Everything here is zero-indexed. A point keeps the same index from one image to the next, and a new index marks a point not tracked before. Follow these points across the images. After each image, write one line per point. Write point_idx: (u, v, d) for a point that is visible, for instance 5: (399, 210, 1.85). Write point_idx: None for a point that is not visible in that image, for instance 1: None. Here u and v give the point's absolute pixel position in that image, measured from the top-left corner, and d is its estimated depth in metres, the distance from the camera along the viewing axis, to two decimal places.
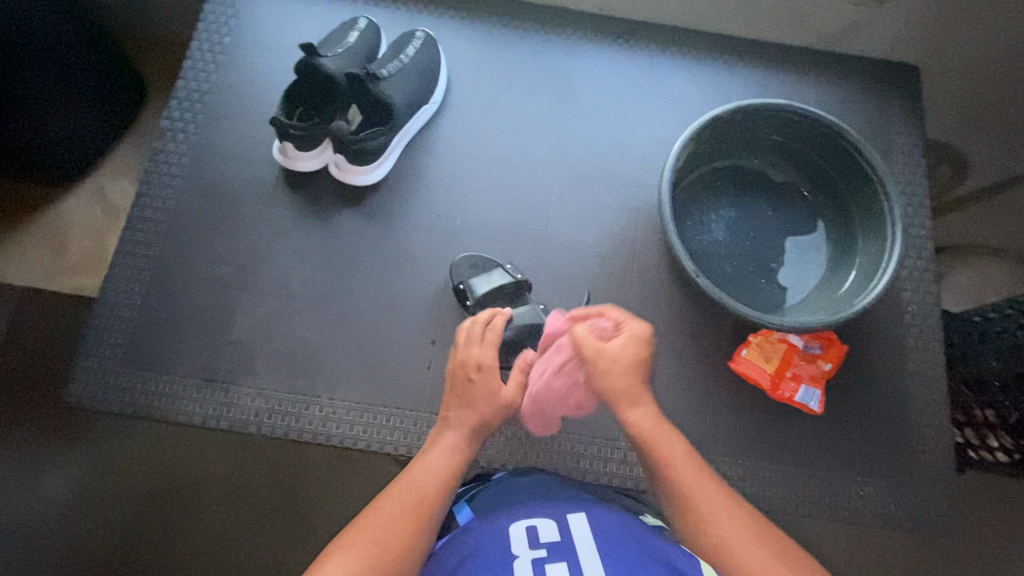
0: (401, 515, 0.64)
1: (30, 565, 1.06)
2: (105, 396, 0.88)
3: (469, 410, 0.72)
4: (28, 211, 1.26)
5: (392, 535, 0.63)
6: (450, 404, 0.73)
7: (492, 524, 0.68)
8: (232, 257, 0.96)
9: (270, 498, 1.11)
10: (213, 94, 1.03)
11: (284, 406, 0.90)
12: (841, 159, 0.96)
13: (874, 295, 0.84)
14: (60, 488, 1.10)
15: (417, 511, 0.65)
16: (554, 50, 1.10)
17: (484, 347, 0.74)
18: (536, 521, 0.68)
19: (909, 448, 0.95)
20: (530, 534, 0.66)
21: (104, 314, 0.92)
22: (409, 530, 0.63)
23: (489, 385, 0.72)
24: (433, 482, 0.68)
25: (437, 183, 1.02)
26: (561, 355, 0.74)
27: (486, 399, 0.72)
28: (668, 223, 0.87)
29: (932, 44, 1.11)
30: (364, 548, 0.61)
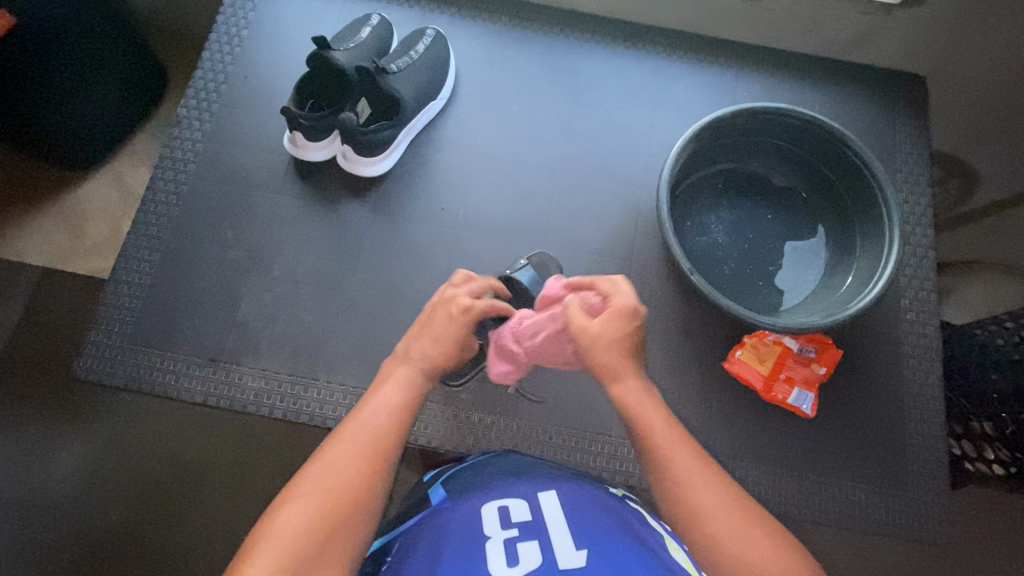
0: (355, 457, 0.61)
1: (35, 535, 1.10)
2: (113, 371, 0.91)
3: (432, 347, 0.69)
4: (49, 194, 1.30)
5: (345, 478, 0.59)
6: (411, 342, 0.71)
7: (465, 501, 0.70)
8: (240, 242, 0.99)
9: (268, 481, 1.13)
10: (230, 84, 1.06)
11: (283, 388, 0.92)
12: (841, 164, 0.96)
13: (869, 299, 0.84)
14: (67, 462, 1.13)
15: (370, 452, 0.62)
16: (562, 51, 1.12)
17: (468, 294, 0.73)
18: (507, 497, 0.70)
19: (903, 455, 0.95)
20: (502, 509, 0.68)
21: (115, 292, 0.95)
22: (364, 472, 0.60)
23: (463, 328, 0.70)
24: (386, 423, 0.64)
25: (441, 176, 1.04)
26: (552, 322, 0.75)
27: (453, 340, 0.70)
28: (666, 221, 0.88)
29: (938, 55, 1.11)
30: (316, 497, 0.58)
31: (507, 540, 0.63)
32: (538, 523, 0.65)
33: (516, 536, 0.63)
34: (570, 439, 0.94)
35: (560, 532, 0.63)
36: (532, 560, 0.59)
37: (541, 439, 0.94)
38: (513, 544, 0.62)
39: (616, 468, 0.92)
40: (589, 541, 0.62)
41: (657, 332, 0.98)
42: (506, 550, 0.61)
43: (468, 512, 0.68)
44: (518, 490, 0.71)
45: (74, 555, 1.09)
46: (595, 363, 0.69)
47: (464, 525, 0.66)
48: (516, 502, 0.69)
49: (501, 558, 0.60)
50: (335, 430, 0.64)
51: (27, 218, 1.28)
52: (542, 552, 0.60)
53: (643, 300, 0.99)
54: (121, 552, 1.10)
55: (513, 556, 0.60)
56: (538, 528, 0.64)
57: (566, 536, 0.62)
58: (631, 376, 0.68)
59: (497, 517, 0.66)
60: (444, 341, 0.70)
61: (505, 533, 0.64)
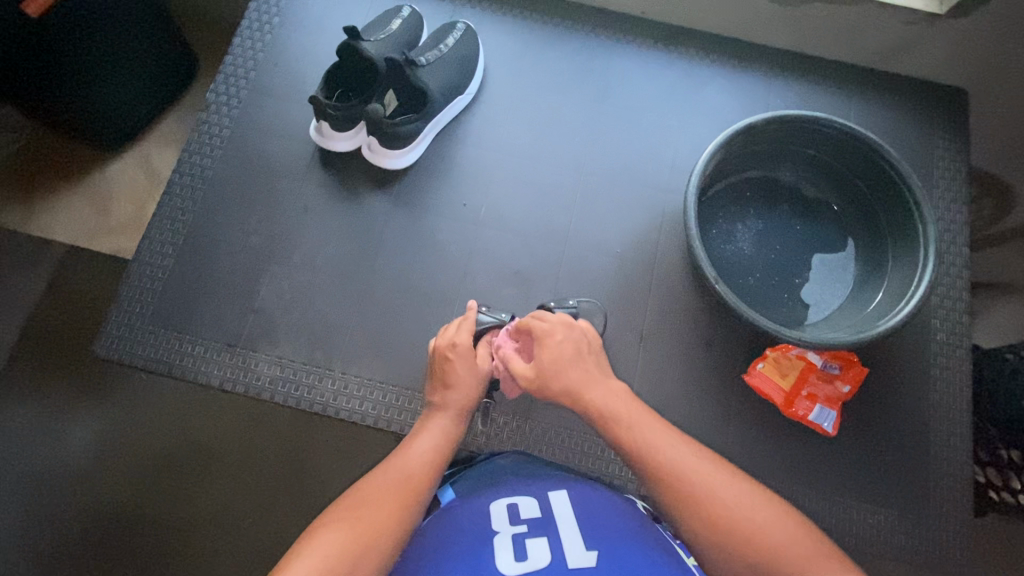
0: (388, 493, 0.64)
1: (51, 509, 1.12)
2: (131, 351, 0.92)
3: (458, 393, 0.76)
4: (77, 172, 1.32)
5: (379, 511, 0.62)
6: (436, 390, 0.78)
7: (473, 499, 0.69)
8: (262, 229, 0.99)
9: (279, 468, 1.14)
10: (258, 71, 1.07)
11: (298, 376, 0.92)
12: (876, 176, 0.94)
13: (901, 317, 0.81)
14: (81, 438, 1.14)
15: (408, 489, 0.66)
16: (593, 51, 1.10)
17: (461, 331, 0.80)
18: (518, 494, 0.70)
19: (927, 480, 0.92)
20: (511, 505, 0.68)
21: (137, 273, 0.96)
22: (395, 508, 0.63)
23: (462, 360, 0.77)
24: (421, 470, 0.68)
25: (465, 171, 1.03)
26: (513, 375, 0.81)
27: (468, 377, 0.77)
28: (692, 228, 0.86)
29: (983, 68, 1.07)
30: (349, 524, 0.60)
31: (516, 535, 0.64)
32: (547, 520, 0.65)
33: (525, 532, 0.64)
34: (584, 444, 0.93)
35: (569, 532, 0.63)
36: (540, 558, 0.60)
37: (553, 442, 0.93)
38: (522, 540, 0.63)
39: (629, 475, 0.91)
40: (598, 542, 0.62)
41: (678, 339, 0.96)
42: (515, 546, 0.62)
43: (478, 508, 0.68)
44: (528, 489, 0.70)
45: (86, 530, 1.11)
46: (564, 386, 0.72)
47: (474, 520, 0.66)
48: (526, 498, 0.69)
49: (510, 553, 0.62)
50: (371, 470, 0.69)
51: (55, 195, 1.30)
52: (551, 551, 0.61)
53: (664, 306, 0.97)
54: (131, 529, 1.11)
55: (522, 552, 0.62)
56: (547, 525, 0.65)
57: (575, 536, 0.63)
58: (589, 390, 0.71)
59: (507, 514, 0.67)
60: (463, 381, 0.76)
61: (514, 528, 0.65)
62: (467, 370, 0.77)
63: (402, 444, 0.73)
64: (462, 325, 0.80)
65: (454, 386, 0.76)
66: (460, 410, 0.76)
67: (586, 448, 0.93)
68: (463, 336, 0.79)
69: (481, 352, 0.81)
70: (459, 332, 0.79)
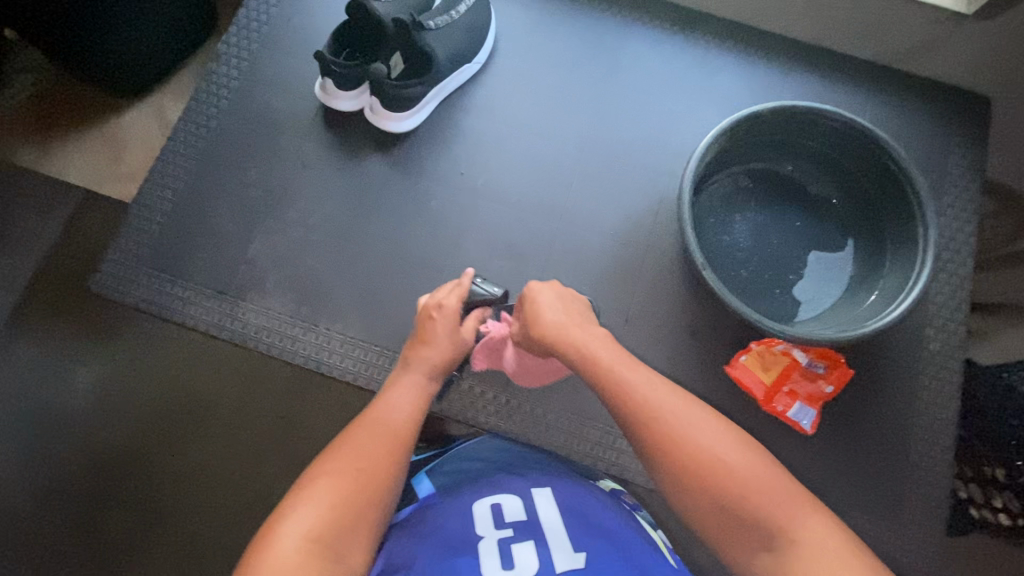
0: (378, 444, 0.67)
1: (49, 441, 1.15)
2: (126, 290, 0.94)
3: (435, 350, 0.78)
4: (92, 117, 1.34)
5: (373, 462, 0.65)
6: (415, 346, 0.79)
7: (455, 497, 0.71)
8: (260, 183, 1.00)
9: (266, 423, 1.16)
10: (271, 26, 1.07)
11: (284, 328, 0.94)
12: (881, 176, 0.91)
13: (890, 319, 0.80)
14: (82, 377, 1.18)
15: (393, 441, 0.68)
16: (607, 30, 1.08)
17: (450, 294, 0.82)
18: (499, 493, 0.70)
19: (901, 487, 0.91)
20: (494, 506, 0.68)
21: (136, 214, 0.98)
22: (388, 459, 0.66)
23: (445, 322, 0.80)
24: (405, 422, 0.71)
25: (467, 141, 1.03)
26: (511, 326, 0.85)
27: (449, 337, 0.79)
28: (685, 213, 0.85)
29: (1010, 75, 1.04)
30: (345, 476, 0.63)
31: (501, 540, 0.63)
32: (533, 522, 0.65)
33: (511, 536, 0.64)
34: (560, 420, 0.94)
35: (555, 529, 0.65)
36: (528, 562, 0.61)
37: (528, 415, 0.94)
38: (508, 544, 0.63)
39: (599, 455, 0.92)
40: (583, 539, 0.64)
41: (662, 326, 0.95)
42: (501, 552, 0.62)
43: (459, 509, 0.68)
44: (509, 486, 0.71)
45: (80, 466, 1.15)
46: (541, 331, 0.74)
47: (459, 523, 0.66)
48: (509, 499, 0.69)
49: (496, 560, 0.61)
50: (356, 420, 0.71)
51: (70, 138, 1.32)
52: (540, 554, 0.61)
53: (652, 291, 0.96)
54: (124, 471, 1.15)
55: (508, 558, 0.61)
56: (533, 527, 0.65)
57: (562, 535, 0.64)
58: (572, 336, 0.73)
59: (490, 516, 0.66)
60: (440, 339, 0.78)
61: (499, 532, 0.64)
62: (447, 329, 0.80)
63: (383, 393, 0.75)
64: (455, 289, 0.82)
65: (433, 342, 0.78)
66: (439, 365, 0.78)
67: (561, 424, 0.94)
68: (451, 300, 0.81)
69: (467, 321, 0.83)
70: (448, 296, 0.81)
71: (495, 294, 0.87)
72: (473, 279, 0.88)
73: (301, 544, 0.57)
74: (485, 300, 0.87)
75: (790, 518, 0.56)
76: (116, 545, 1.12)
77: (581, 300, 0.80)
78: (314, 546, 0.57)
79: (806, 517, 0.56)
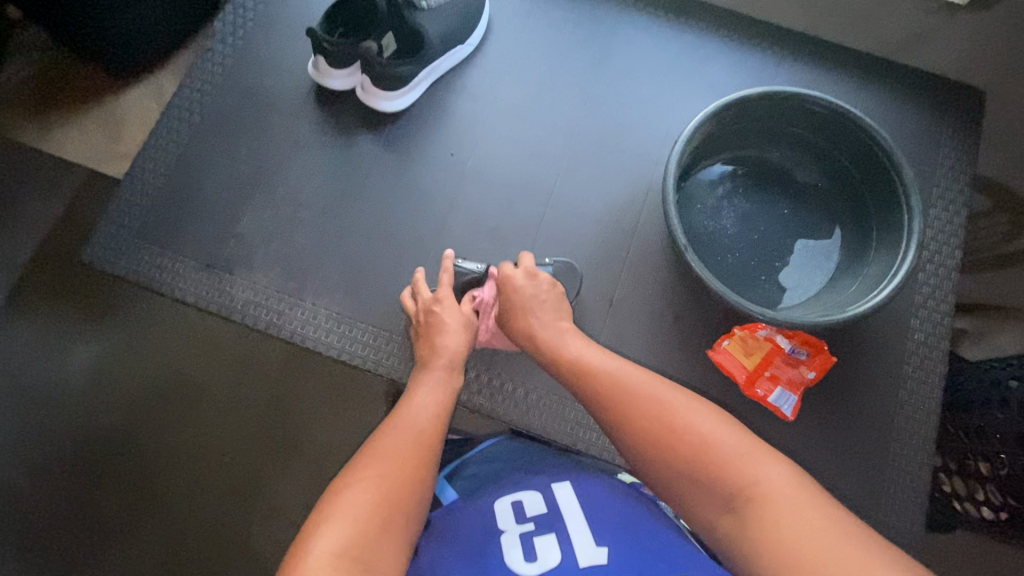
0: (403, 450, 0.65)
1: (43, 416, 1.17)
2: (116, 262, 0.95)
3: (451, 346, 0.80)
4: (91, 96, 1.35)
5: (400, 468, 0.63)
6: (428, 347, 0.81)
7: (478, 499, 0.71)
8: (252, 158, 1.01)
9: (256, 404, 1.17)
10: (266, 4, 1.08)
11: (271, 303, 0.95)
12: (868, 163, 0.91)
13: (869, 305, 0.80)
14: (77, 354, 1.19)
15: (420, 445, 0.67)
16: (600, 16, 1.09)
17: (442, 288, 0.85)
18: (519, 490, 0.69)
19: (881, 475, 0.91)
20: (515, 503, 0.68)
21: (128, 187, 0.99)
22: (414, 464, 0.64)
23: (451, 315, 0.83)
24: (429, 424, 0.70)
25: (457, 122, 1.03)
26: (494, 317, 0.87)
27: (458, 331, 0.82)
28: (669, 195, 0.85)
29: (1002, 68, 1.03)
30: (373, 484, 0.60)
31: (523, 534, 0.63)
32: (554, 517, 0.64)
33: (533, 530, 0.63)
34: (542, 400, 0.95)
35: (577, 525, 0.63)
36: (550, 558, 0.59)
37: (510, 394, 0.95)
38: (530, 539, 0.63)
39: (580, 435, 0.93)
40: (606, 534, 0.61)
41: (647, 309, 0.95)
42: (523, 544, 0.62)
43: (481, 508, 0.68)
44: (530, 483, 0.71)
45: (74, 442, 1.16)
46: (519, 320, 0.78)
47: (481, 522, 0.66)
48: (530, 495, 0.68)
49: (519, 552, 0.61)
50: (379, 431, 0.68)
51: (70, 115, 1.34)
52: (562, 548, 0.60)
53: (638, 275, 0.97)
54: (117, 450, 1.16)
55: (530, 551, 0.61)
56: (555, 521, 0.64)
57: (584, 530, 0.62)
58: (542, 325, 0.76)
59: (510, 512, 0.66)
60: (453, 327, 0.82)
61: (520, 527, 0.64)
62: (455, 319, 0.83)
63: (403, 402, 0.74)
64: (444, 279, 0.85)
65: (447, 335, 0.81)
66: (454, 363, 0.79)
67: (544, 404, 0.94)
68: (445, 292, 0.85)
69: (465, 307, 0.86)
70: (442, 287, 0.85)
71: (478, 270, 0.92)
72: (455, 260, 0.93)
73: (332, 560, 0.53)
74: (472, 277, 0.92)
75: (750, 469, 0.54)
76: (106, 522, 1.13)
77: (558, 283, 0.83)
78: (347, 561, 0.53)
79: (767, 470, 0.54)
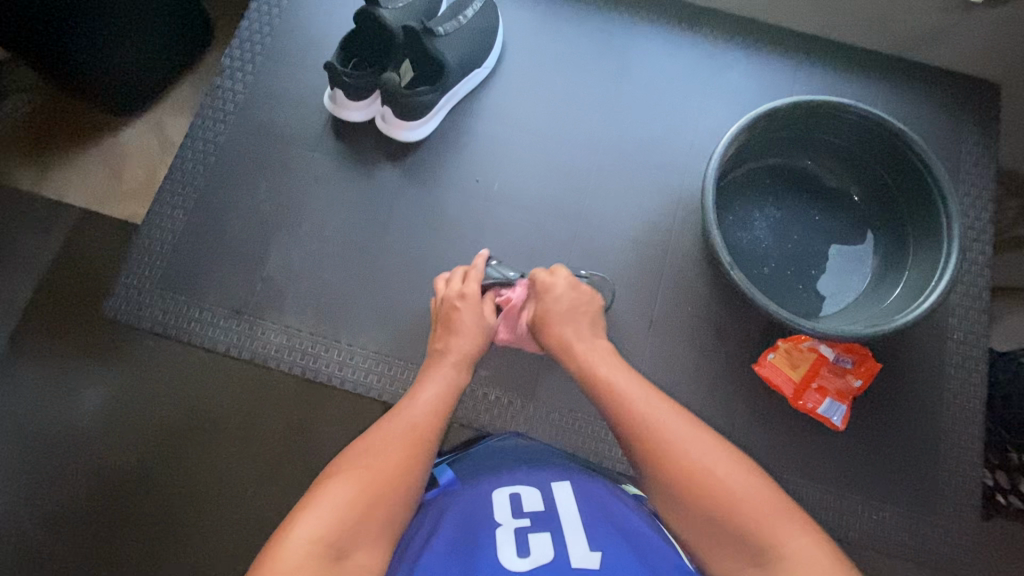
0: (395, 443, 0.63)
1: (57, 473, 1.11)
2: (140, 313, 0.92)
3: (463, 338, 0.77)
4: (89, 137, 1.31)
5: (388, 460, 0.61)
6: (441, 337, 0.78)
7: (474, 486, 0.68)
8: (272, 197, 0.98)
9: (282, 443, 1.13)
10: (273, 37, 1.05)
11: (304, 345, 0.92)
12: (900, 167, 0.91)
13: (919, 312, 0.79)
14: (87, 398, 1.14)
15: (414, 438, 0.64)
16: (615, 29, 1.08)
17: (468, 282, 0.82)
18: (519, 483, 0.67)
19: (933, 478, 0.91)
20: (512, 496, 0.65)
21: (147, 236, 0.96)
22: (405, 457, 0.62)
23: (474, 308, 0.79)
24: (427, 418, 0.67)
25: (479, 146, 1.01)
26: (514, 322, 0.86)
27: (473, 323, 0.78)
28: (709, 213, 0.84)
29: (1017, 60, 1.03)
30: (358, 475, 0.59)
31: (518, 529, 0.61)
32: (551, 515, 0.62)
33: (527, 526, 0.61)
34: (587, 426, 0.92)
35: (572, 527, 0.60)
36: (543, 554, 0.57)
37: (556, 422, 0.92)
38: (524, 534, 0.60)
39: (630, 460, 0.91)
40: (601, 539, 0.59)
41: (688, 326, 0.94)
42: (517, 540, 0.59)
43: (476, 497, 0.66)
44: (530, 477, 0.68)
45: (91, 494, 1.11)
46: (551, 328, 0.76)
47: (473, 513, 0.63)
48: (528, 490, 0.66)
49: (512, 547, 0.59)
50: (377, 422, 0.67)
51: (69, 159, 1.29)
52: (555, 545, 0.58)
53: (675, 292, 0.96)
54: (132, 492, 1.11)
55: (524, 547, 0.59)
56: (551, 520, 0.61)
57: (579, 530, 0.60)
58: (579, 341, 0.74)
59: (508, 506, 0.64)
60: (468, 328, 0.78)
61: (516, 521, 0.62)
62: (474, 319, 0.79)
63: (407, 394, 0.72)
64: (471, 274, 0.82)
65: (461, 333, 0.78)
66: (466, 357, 0.76)
67: (590, 430, 0.92)
68: (472, 287, 0.81)
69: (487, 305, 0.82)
70: (469, 281, 0.81)
71: (508, 276, 0.88)
72: (488, 263, 0.89)
73: (307, 548, 0.52)
74: (500, 283, 0.87)
75: (776, 535, 0.54)
76: (124, 568, 1.08)
77: (592, 292, 0.81)
78: (318, 549, 0.53)
79: (797, 542, 0.53)
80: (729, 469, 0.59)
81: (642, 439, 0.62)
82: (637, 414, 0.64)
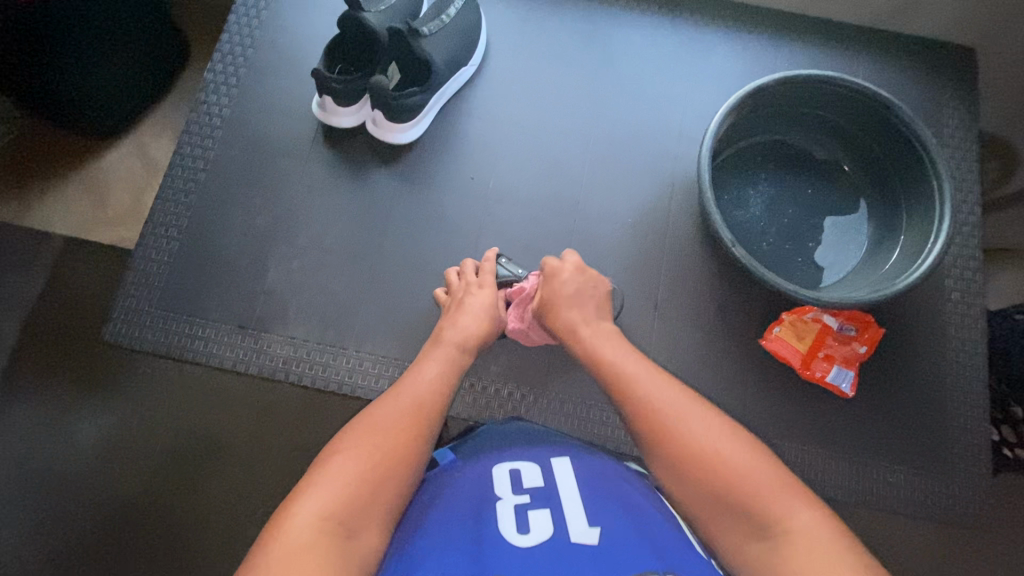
0: (399, 420, 0.62)
1: (64, 506, 1.09)
2: (142, 336, 0.91)
3: (467, 319, 0.76)
4: (70, 163, 1.29)
5: (394, 437, 0.60)
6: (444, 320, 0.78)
7: (474, 464, 0.68)
8: (268, 209, 0.97)
9: (292, 456, 1.12)
10: (255, 49, 1.04)
11: (312, 355, 0.91)
12: (888, 135, 0.93)
13: (919, 274, 0.80)
14: (89, 429, 1.12)
15: (419, 414, 0.63)
16: (597, 19, 1.08)
17: (484, 275, 0.83)
18: (519, 459, 0.67)
19: (944, 437, 0.92)
20: (513, 473, 0.65)
21: (142, 257, 0.94)
22: (410, 435, 0.61)
23: (488, 297, 0.80)
24: (432, 393, 0.66)
25: (471, 145, 1.01)
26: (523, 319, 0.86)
27: (477, 306, 0.78)
28: (706, 192, 0.85)
29: (990, 24, 1.06)
30: (364, 451, 0.58)
31: (517, 506, 0.60)
32: (550, 491, 0.61)
33: (527, 503, 0.60)
34: (601, 413, 0.92)
35: (572, 501, 0.60)
36: (542, 530, 0.57)
37: (570, 412, 0.92)
38: (523, 511, 0.60)
39: None
40: (602, 512, 0.59)
41: (692, 307, 0.95)
42: (516, 517, 0.59)
43: (476, 476, 0.66)
44: (531, 454, 0.68)
45: (102, 523, 1.09)
46: (559, 317, 0.76)
47: (473, 493, 0.63)
48: (528, 466, 0.65)
49: (512, 523, 0.58)
50: (379, 396, 0.65)
51: (53, 187, 1.27)
52: (554, 523, 0.57)
53: (677, 274, 0.96)
54: (142, 519, 1.09)
55: (523, 524, 0.58)
56: (550, 496, 0.61)
57: (579, 506, 0.59)
58: (585, 326, 0.74)
59: (508, 482, 0.64)
60: (473, 312, 0.77)
61: (516, 498, 0.61)
62: (479, 304, 0.79)
63: (408, 369, 0.71)
64: (485, 268, 0.83)
65: (465, 314, 0.77)
66: (470, 335, 0.75)
67: (605, 417, 0.92)
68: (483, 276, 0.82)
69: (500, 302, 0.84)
70: (485, 274, 0.83)
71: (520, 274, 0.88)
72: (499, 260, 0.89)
73: (315, 524, 0.52)
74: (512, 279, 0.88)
75: (787, 514, 0.53)
76: None
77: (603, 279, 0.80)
78: (325, 525, 0.52)
79: (807, 518, 0.53)
80: (742, 452, 0.58)
81: (649, 417, 0.62)
82: (647, 396, 0.64)
